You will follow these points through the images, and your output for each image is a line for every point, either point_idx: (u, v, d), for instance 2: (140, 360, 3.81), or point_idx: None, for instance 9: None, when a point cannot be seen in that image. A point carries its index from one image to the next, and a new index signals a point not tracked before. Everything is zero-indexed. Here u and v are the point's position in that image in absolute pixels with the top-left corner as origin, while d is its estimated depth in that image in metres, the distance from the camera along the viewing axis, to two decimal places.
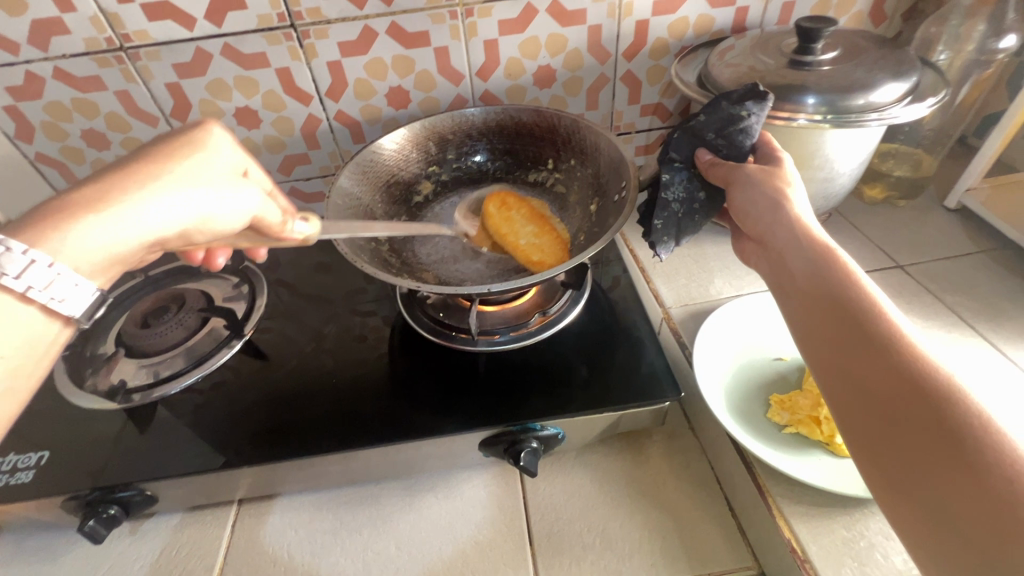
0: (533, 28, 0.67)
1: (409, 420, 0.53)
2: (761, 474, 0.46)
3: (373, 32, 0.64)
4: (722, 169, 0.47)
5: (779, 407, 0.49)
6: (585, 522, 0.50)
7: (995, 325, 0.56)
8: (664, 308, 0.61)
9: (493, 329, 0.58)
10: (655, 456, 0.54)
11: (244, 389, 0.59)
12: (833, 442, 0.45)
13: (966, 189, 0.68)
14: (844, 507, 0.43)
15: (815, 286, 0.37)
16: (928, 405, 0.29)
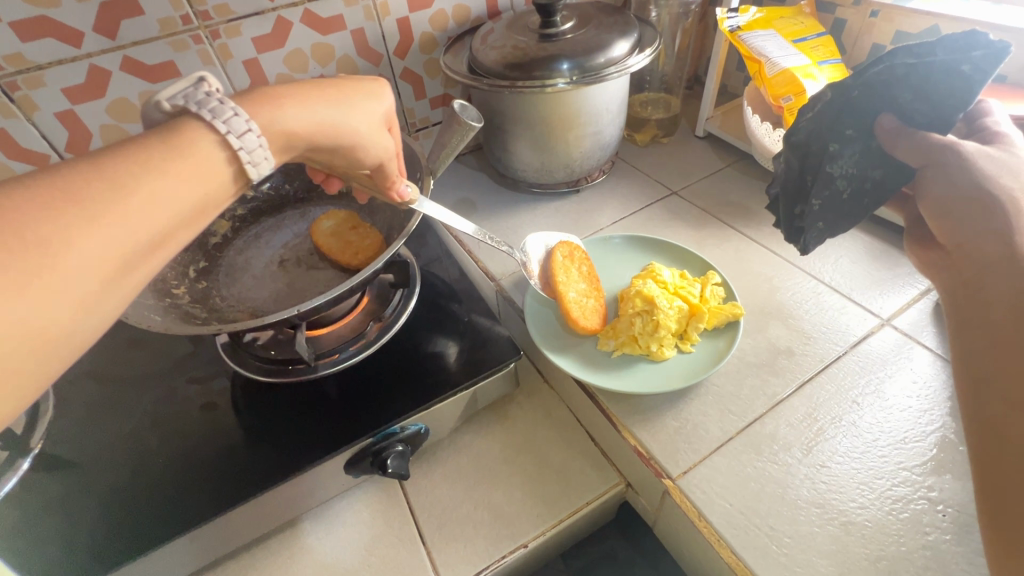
0: (292, 40, 0.65)
1: (262, 469, 0.49)
2: (603, 400, 0.51)
3: (103, 71, 0.58)
4: (915, 140, 0.42)
5: (606, 336, 0.55)
6: (471, 502, 0.52)
7: (746, 221, 0.69)
8: (495, 283, 0.65)
9: (334, 349, 0.57)
10: (520, 417, 0.58)
11: (51, 506, 0.49)
12: (652, 350, 0.52)
13: (707, 118, 0.81)
14: (670, 403, 0.50)
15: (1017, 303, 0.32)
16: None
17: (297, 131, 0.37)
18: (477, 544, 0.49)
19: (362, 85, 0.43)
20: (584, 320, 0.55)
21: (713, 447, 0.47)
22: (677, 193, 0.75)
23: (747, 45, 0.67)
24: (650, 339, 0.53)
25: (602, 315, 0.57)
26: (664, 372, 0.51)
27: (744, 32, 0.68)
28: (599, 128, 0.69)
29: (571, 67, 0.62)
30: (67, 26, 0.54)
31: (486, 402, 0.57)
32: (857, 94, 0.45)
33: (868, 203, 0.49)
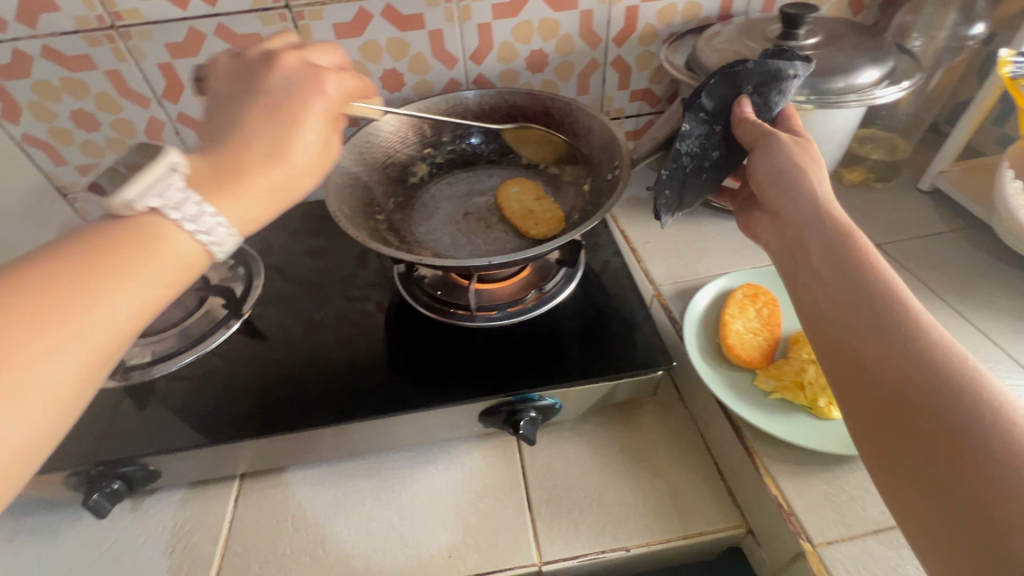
0: (526, 12, 0.68)
1: (410, 392, 0.54)
2: (749, 437, 0.49)
3: (367, 14, 0.64)
4: (753, 127, 0.47)
5: (766, 375, 0.52)
6: (582, 488, 0.53)
7: (963, 297, 0.60)
8: (655, 286, 0.65)
9: (491, 305, 0.60)
10: (647, 425, 0.57)
11: (246, 365, 0.59)
12: (816, 405, 0.48)
13: (939, 172, 0.71)
14: (825, 465, 0.47)
15: (833, 257, 0.38)
16: (922, 377, 0.31)
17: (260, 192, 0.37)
18: (579, 531, 0.50)
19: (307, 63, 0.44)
20: (742, 350, 0.53)
21: (867, 529, 0.42)
22: (881, 247, 0.67)
23: None
24: (818, 391, 0.49)
25: (767, 351, 0.54)
26: (825, 431, 0.47)
27: None
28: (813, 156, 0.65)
29: (801, 85, 0.57)
30: None
31: (619, 399, 0.57)
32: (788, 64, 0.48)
33: (705, 179, 0.53)
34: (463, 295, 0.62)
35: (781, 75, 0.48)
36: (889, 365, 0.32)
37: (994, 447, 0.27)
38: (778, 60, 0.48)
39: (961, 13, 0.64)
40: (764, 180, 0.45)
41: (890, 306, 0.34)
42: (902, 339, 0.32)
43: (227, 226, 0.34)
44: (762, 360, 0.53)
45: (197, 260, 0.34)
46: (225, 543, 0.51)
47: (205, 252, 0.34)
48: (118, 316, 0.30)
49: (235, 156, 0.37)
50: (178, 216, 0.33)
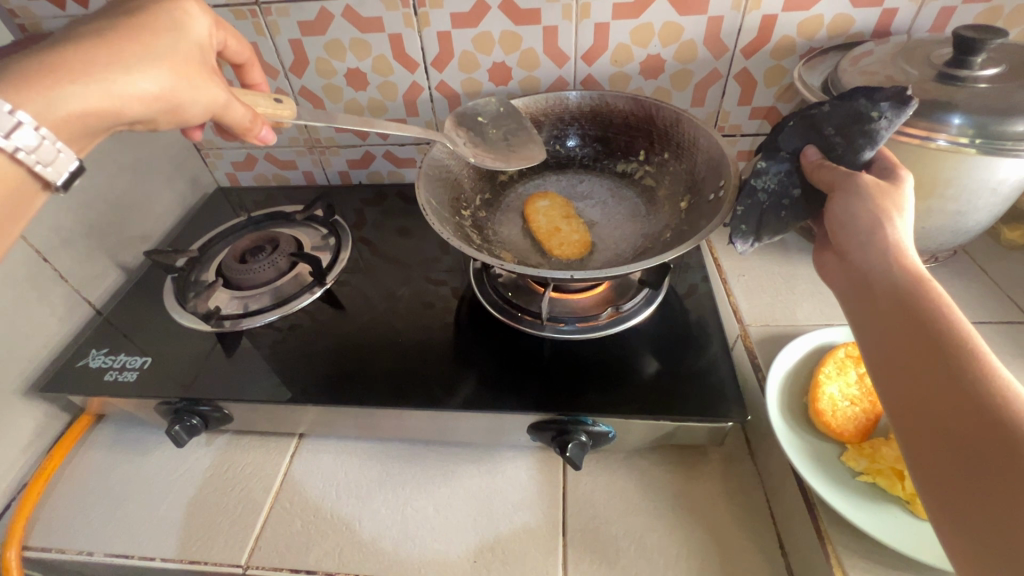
0: (649, 14, 0.64)
1: (464, 390, 0.54)
2: (823, 517, 0.43)
3: (485, 5, 0.64)
4: (830, 174, 0.43)
5: (858, 453, 0.45)
6: (622, 526, 0.50)
7: None
8: (742, 325, 0.59)
9: (561, 316, 0.58)
10: (707, 475, 0.52)
11: (319, 332, 0.63)
12: (915, 501, 0.41)
13: None
14: (914, 573, 0.40)
15: (899, 300, 0.34)
16: (1002, 439, 0.26)
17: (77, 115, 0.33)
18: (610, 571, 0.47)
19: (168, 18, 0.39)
20: (833, 420, 0.47)
21: None
22: None
23: None
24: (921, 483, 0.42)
25: (863, 426, 0.47)
26: (923, 534, 0.40)
27: None
28: (966, 208, 0.55)
29: (965, 124, 0.48)
30: None
31: (679, 441, 0.53)
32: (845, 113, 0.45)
33: (785, 220, 0.48)
34: (533, 301, 0.61)
35: (865, 118, 0.44)
36: (961, 426, 0.28)
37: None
38: (862, 103, 0.44)
39: None
40: (837, 222, 0.41)
41: (961, 360, 0.30)
42: (973, 393, 0.29)
43: (63, 148, 0.32)
44: (857, 435, 0.46)
45: (19, 182, 0.33)
46: (275, 493, 0.55)
47: (31, 175, 0.33)
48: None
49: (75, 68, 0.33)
50: (12, 145, 0.30)
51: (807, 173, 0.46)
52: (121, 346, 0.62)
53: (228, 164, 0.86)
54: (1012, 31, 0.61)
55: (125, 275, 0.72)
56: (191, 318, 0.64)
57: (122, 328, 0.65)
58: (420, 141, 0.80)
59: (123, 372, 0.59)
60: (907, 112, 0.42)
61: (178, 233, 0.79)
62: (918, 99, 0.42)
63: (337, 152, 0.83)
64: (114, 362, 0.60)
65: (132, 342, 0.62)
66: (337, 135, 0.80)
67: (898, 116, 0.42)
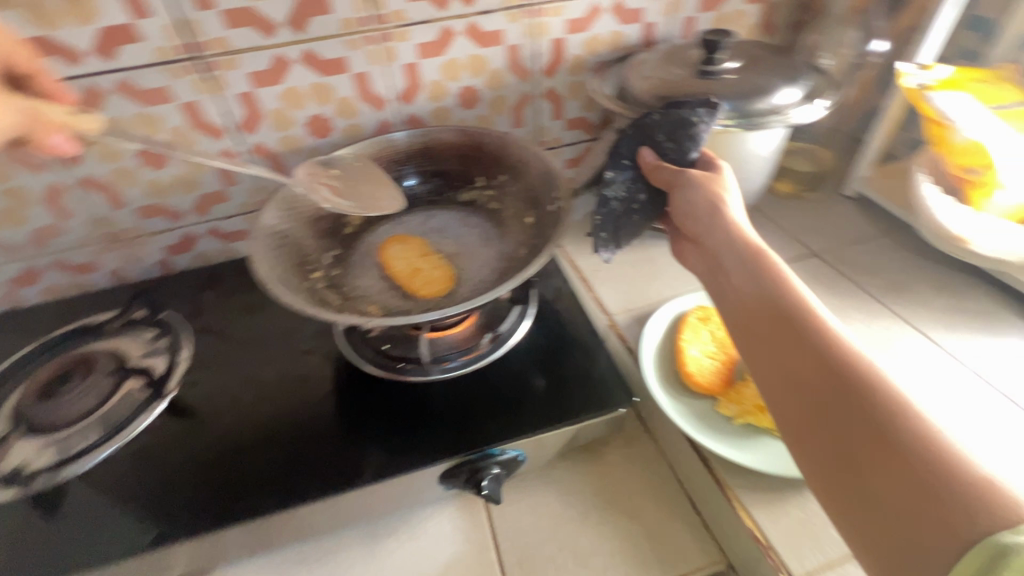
0: (452, 50, 0.66)
1: (362, 463, 0.50)
2: (718, 468, 0.47)
3: (285, 61, 0.61)
4: (665, 173, 0.49)
5: (727, 400, 0.51)
6: (555, 542, 0.50)
7: (900, 299, 0.64)
8: (608, 316, 0.64)
9: (444, 355, 0.58)
10: (616, 462, 0.55)
11: (173, 449, 0.53)
12: (779, 426, 0.48)
13: (862, 177, 0.76)
14: (794, 488, 0.46)
15: (758, 291, 0.39)
16: (858, 400, 0.32)
17: None
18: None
19: None
20: (701, 378, 0.52)
21: (842, 553, 0.42)
22: (820, 257, 0.70)
23: (934, 106, 0.58)
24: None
25: (726, 377, 0.53)
26: (791, 453, 0.47)
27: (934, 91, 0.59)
28: (745, 175, 0.67)
29: (728, 108, 0.58)
30: (265, 17, 0.58)
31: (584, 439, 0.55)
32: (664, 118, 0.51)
33: (637, 220, 0.54)
34: (412, 347, 0.59)
35: (687, 121, 0.50)
36: (827, 394, 0.33)
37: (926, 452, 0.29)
38: (680, 111, 0.50)
39: (860, 31, 0.75)
40: (687, 213, 0.46)
41: (810, 327, 0.36)
42: (824, 354, 0.34)
43: None
44: (721, 385, 0.52)
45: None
46: None
47: None
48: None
49: None
50: None
51: (647, 175, 0.51)
52: None
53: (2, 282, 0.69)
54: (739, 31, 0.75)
55: None
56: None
57: None
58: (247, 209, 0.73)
59: None
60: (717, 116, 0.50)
61: None
62: (721, 105, 0.50)
63: (146, 242, 0.72)
64: None
65: None
66: (143, 223, 0.70)
67: (711, 120, 0.50)
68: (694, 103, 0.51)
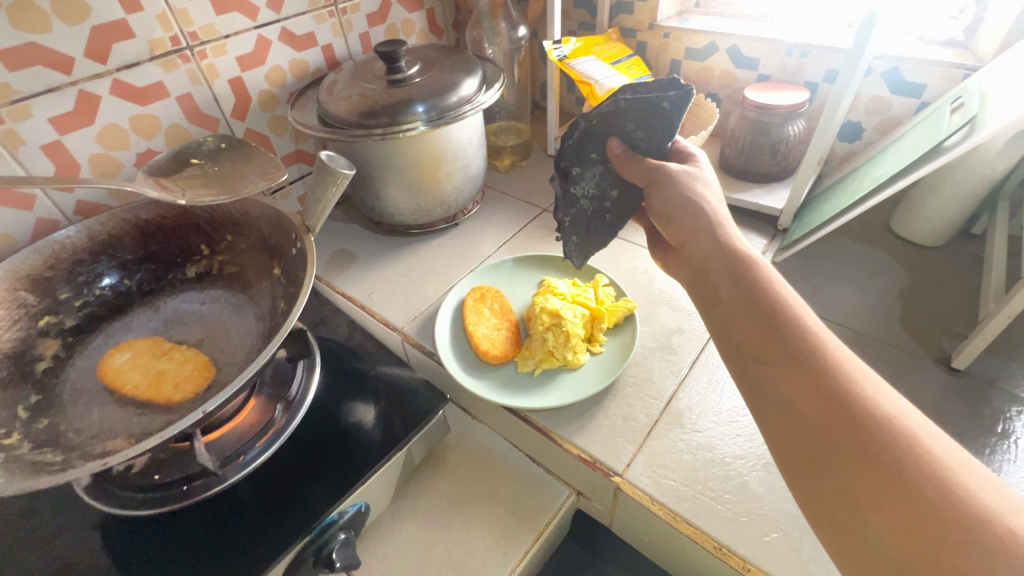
0: (272, 57, 0.70)
1: (192, 552, 0.45)
2: (539, 420, 0.52)
3: (93, 96, 0.57)
4: (638, 166, 0.51)
5: (524, 357, 0.57)
6: (428, 557, 0.52)
7: None
8: (400, 332, 0.62)
9: (237, 450, 0.50)
10: (458, 464, 0.60)
11: None
12: (568, 359, 0.55)
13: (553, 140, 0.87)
14: (599, 406, 0.53)
15: (745, 296, 0.41)
16: (851, 414, 0.32)
17: None
18: (428, 564, 0.52)
19: None
20: (496, 350, 0.57)
21: (645, 434, 0.50)
22: None
23: (575, 70, 0.71)
24: (565, 349, 0.55)
25: (514, 338, 0.59)
26: (583, 378, 0.54)
27: (570, 60, 0.73)
28: None
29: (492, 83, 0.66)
30: (59, 52, 0.53)
31: (422, 456, 0.59)
32: (627, 105, 0.52)
33: (610, 220, 0.58)
34: (191, 462, 0.49)
35: (660, 109, 0.51)
36: (820, 407, 0.33)
37: (922, 473, 0.29)
38: (653, 97, 0.50)
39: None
40: (666, 210, 0.49)
41: (802, 333, 0.37)
42: (818, 369, 0.35)
43: None
44: (514, 348, 0.58)
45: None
46: None
47: None
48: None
49: None
50: None
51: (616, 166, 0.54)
52: None
53: None
54: (413, 38, 0.86)
55: None
56: (71, 229, 0.56)
57: None
58: None
59: None
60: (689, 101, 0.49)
61: None
62: (694, 86, 0.48)
63: None
64: None
65: None
66: None
67: (682, 107, 0.49)
68: (661, 87, 0.50)
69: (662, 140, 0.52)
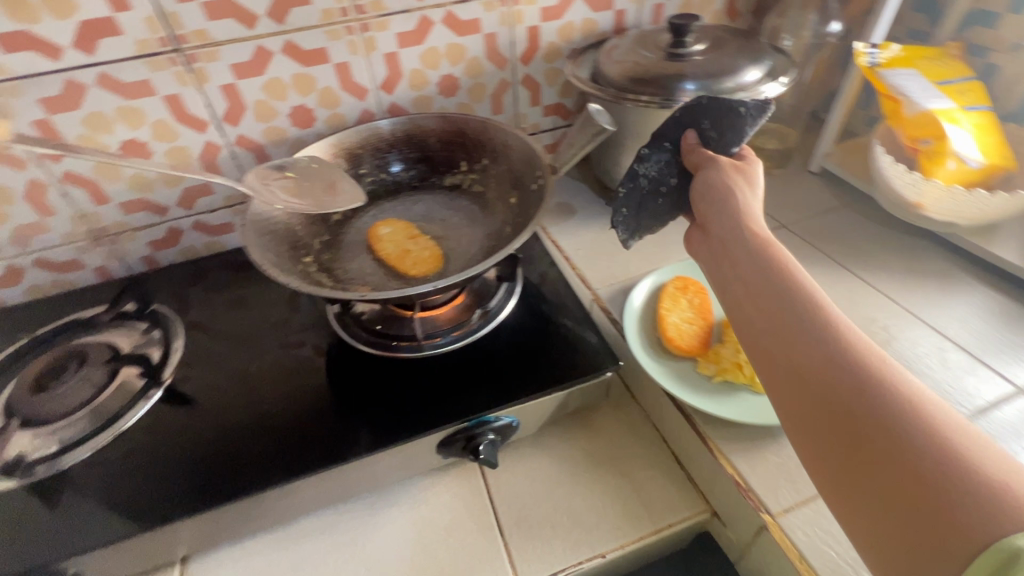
0: (431, 39, 0.68)
1: (344, 441, 0.51)
2: (701, 423, 0.51)
3: (268, 51, 0.62)
4: (699, 155, 0.51)
5: (706, 360, 0.55)
6: (549, 504, 0.52)
7: (863, 264, 0.68)
8: (593, 290, 0.67)
9: (436, 332, 0.59)
10: (604, 429, 0.58)
11: (153, 449, 0.53)
12: (754, 381, 0.52)
13: (823, 155, 0.81)
14: (772, 435, 0.50)
15: (758, 271, 0.40)
16: (856, 385, 0.31)
17: None
18: (551, 518, 0.51)
19: None
20: (682, 341, 0.56)
21: (804, 495, 0.45)
22: (786, 227, 0.74)
23: (885, 82, 0.65)
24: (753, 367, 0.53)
25: (704, 338, 0.57)
26: (767, 406, 0.51)
27: (884, 68, 0.66)
28: None
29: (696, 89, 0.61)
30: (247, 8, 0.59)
31: (575, 405, 0.58)
32: (708, 102, 0.52)
33: (660, 207, 0.55)
34: (403, 326, 0.61)
35: (734, 112, 0.50)
36: (823, 378, 0.33)
37: (930, 441, 0.28)
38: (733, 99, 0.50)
39: (819, 13, 0.76)
40: (701, 194, 0.48)
41: (808, 308, 0.36)
42: (829, 343, 0.34)
43: None
44: (702, 348, 0.56)
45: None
46: None
47: None
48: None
49: None
50: None
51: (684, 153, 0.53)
52: None
53: None
54: (589, 40, 0.76)
55: None
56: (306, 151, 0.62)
57: None
58: (233, 205, 0.74)
59: None
60: (766, 115, 0.49)
61: None
62: (774, 102, 0.49)
63: (131, 237, 0.72)
64: None
65: None
66: (127, 218, 0.70)
67: (758, 115, 0.49)
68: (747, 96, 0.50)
69: (729, 142, 0.51)
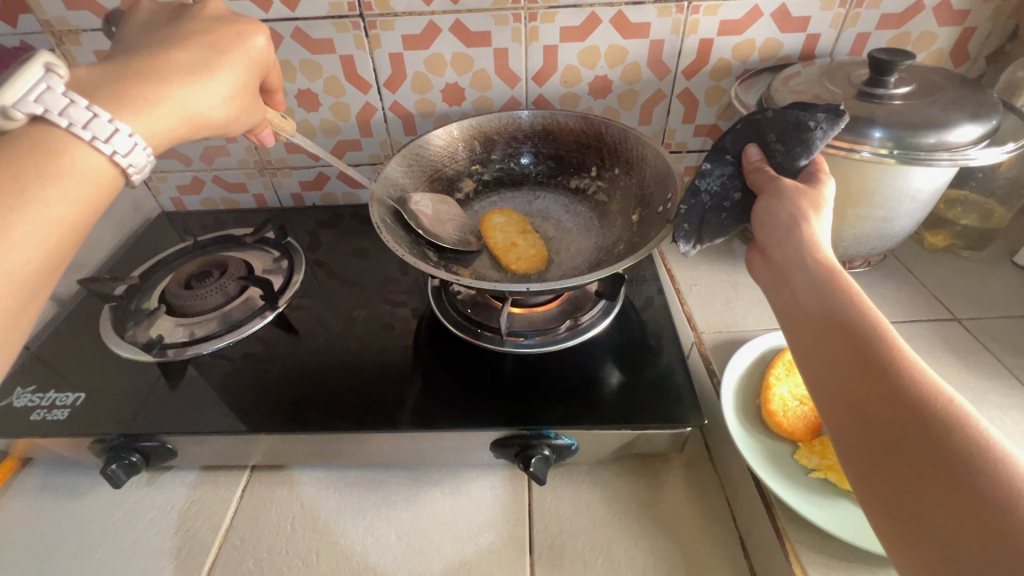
0: (595, 37, 0.66)
1: (415, 410, 0.53)
2: (780, 515, 0.44)
3: (436, 28, 0.65)
4: (760, 177, 0.44)
5: (809, 450, 0.47)
6: (588, 539, 0.49)
7: None
8: (696, 333, 0.61)
9: (520, 331, 0.58)
10: (667, 484, 0.53)
11: (258, 363, 0.59)
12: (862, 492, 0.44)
13: None
14: (868, 564, 0.42)
15: (818, 297, 0.35)
16: (925, 426, 0.27)
17: (172, 130, 0.38)
18: (585, 554, 0.48)
19: (234, 48, 0.43)
20: (784, 419, 0.49)
21: None
22: (960, 322, 0.61)
23: None
24: None
25: (814, 424, 0.49)
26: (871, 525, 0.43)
27: None
28: (890, 215, 0.59)
29: (885, 137, 0.51)
30: None
31: (643, 449, 0.54)
32: (771, 113, 0.46)
33: (726, 223, 0.49)
34: (492, 317, 0.60)
35: (802, 126, 0.44)
36: (885, 415, 0.28)
37: (993, 482, 0.24)
38: (802, 112, 0.44)
39: None
40: (761, 224, 0.42)
41: (873, 338, 0.31)
42: (890, 379, 0.29)
43: (138, 140, 0.34)
44: (808, 433, 0.49)
45: (108, 179, 0.34)
46: (225, 532, 0.51)
47: (119, 172, 0.34)
48: (12, 270, 0.29)
49: (142, 86, 0.36)
50: (89, 134, 0.32)
51: (746, 172, 0.46)
52: (50, 383, 0.58)
53: (173, 188, 0.82)
54: (770, 63, 0.69)
55: (57, 307, 0.68)
56: (439, 133, 0.64)
57: (53, 363, 0.60)
58: (375, 162, 0.79)
59: (52, 411, 0.54)
60: (840, 125, 0.42)
61: (118, 261, 0.75)
62: (849, 112, 0.42)
63: (289, 174, 0.81)
64: (43, 400, 0.56)
65: (61, 376, 0.58)
66: (289, 157, 0.79)
67: (831, 127, 0.42)
68: (814, 105, 0.44)
69: (800, 154, 0.44)
